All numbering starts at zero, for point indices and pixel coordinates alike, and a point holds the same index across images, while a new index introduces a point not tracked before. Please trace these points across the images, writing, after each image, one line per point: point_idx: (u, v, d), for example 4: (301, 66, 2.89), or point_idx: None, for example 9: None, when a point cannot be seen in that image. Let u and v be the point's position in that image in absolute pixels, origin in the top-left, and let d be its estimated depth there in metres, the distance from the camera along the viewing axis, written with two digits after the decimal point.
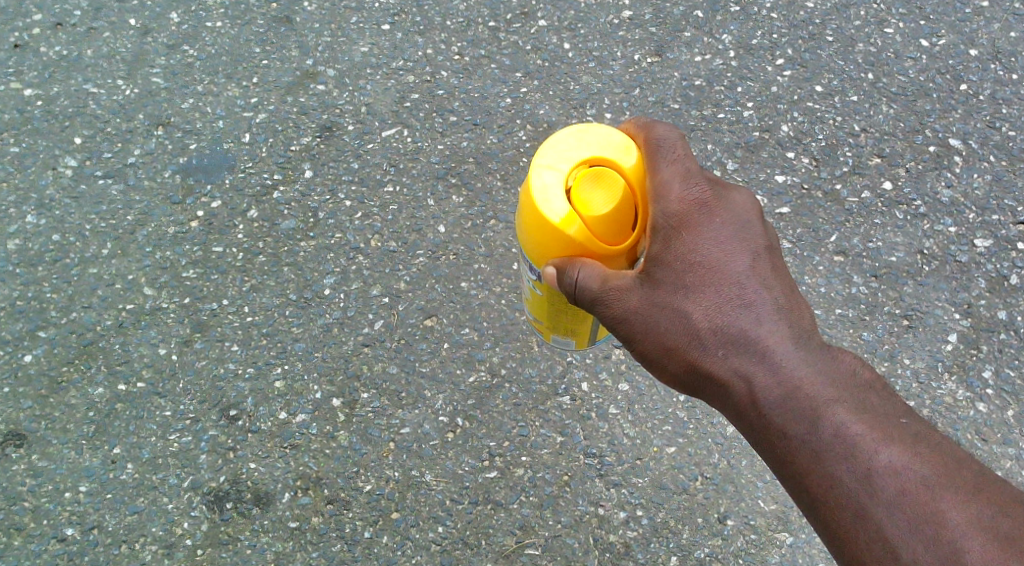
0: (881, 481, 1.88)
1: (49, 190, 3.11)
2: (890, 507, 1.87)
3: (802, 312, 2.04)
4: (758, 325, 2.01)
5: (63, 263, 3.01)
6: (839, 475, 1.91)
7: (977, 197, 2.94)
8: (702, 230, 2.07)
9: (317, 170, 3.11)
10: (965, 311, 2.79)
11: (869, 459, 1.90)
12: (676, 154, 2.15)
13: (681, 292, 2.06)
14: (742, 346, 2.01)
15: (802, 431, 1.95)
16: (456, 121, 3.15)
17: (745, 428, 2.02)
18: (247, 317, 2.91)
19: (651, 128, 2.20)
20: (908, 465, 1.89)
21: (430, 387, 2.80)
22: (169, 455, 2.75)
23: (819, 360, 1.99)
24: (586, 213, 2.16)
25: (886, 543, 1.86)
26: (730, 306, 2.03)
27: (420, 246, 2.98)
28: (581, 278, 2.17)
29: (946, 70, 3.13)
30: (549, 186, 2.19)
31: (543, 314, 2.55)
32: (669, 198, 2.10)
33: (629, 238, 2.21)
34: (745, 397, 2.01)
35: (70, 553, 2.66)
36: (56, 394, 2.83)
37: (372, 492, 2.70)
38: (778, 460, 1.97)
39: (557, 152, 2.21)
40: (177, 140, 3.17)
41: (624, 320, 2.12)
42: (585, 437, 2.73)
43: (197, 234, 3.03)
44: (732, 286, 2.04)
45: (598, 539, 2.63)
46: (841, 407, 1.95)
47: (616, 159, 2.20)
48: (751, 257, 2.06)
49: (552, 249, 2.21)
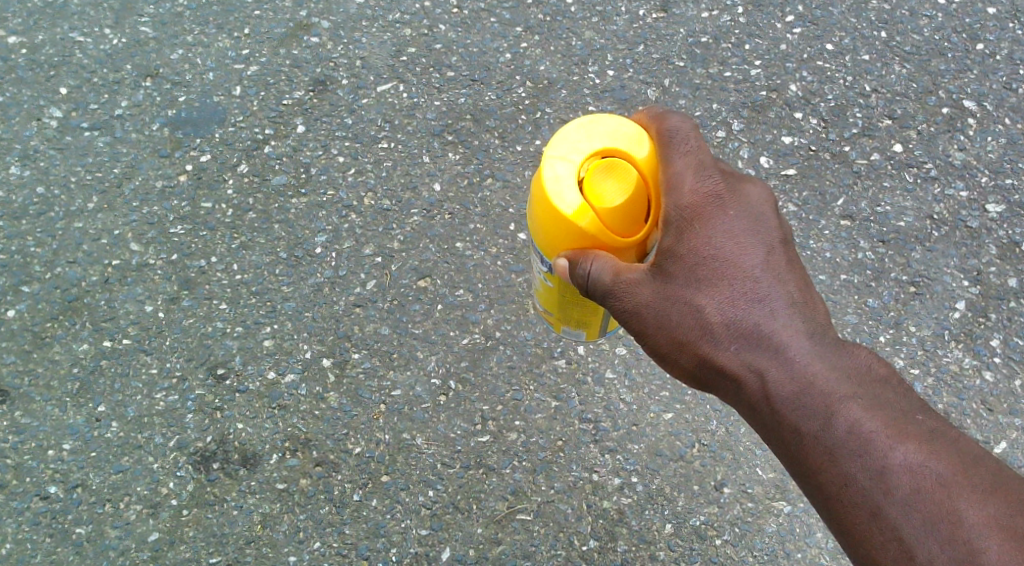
0: (895, 479, 1.82)
1: (34, 141, 3.03)
2: (904, 505, 1.80)
3: (818, 306, 1.98)
4: (771, 319, 1.96)
5: (48, 217, 2.92)
6: (852, 472, 1.85)
7: (990, 161, 2.87)
8: (716, 223, 2.01)
9: (310, 125, 3.02)
10: (975, 278, 2.72)
11: (884, 457, 1.83)
12: (688, 146, 2.08)
13: (694, 285, 2.00)
14: (755, 341, 1.96)
15: (816, 428, 1.89)
16: (453, 76, 3.07)
17: (758, 424, 1.97)
18: (236, 275, 2.84)
19: (663, 119, 2.12)
20: (924, 463, 1.82)
21: (423, 349, 2.74)
22: (154, 414, 2.69)
23: (834, 356, 1.93)
24: (597, 204, 2.08)
25: (900, 543, 1.80)
26: (743, 299, 1.98)
27: (415, 204, 2.91)
28: (594, 271, 2.10)
29: (962, 29, 3.06)
30: (561, 178, 2.11)
31: (554, 306, 2.49)
32: (681, 191, 2.04)
33: (642, 230, 2.13)
34: (757, 393, 1.96)
35: (52, 511, 2.60)
36: (40, 350, 2.77)
37: (362, 455, 2.64)
38: (791, 458, 1.92)
39: (570, 142, 2.12)
40: (166, 92, 3.09)
41: (637, 314, 2.07)
42: (580, 402, 2.67)
43: (186, 188, 2.95)
44: (745, 280, 1.98)
45: (591, 505, 2.57)
46: (856, 403, 1.89)
47: (628, 150, 2.11)
48: (766, 250, 2.00)
49: (564, 240, 2.14)
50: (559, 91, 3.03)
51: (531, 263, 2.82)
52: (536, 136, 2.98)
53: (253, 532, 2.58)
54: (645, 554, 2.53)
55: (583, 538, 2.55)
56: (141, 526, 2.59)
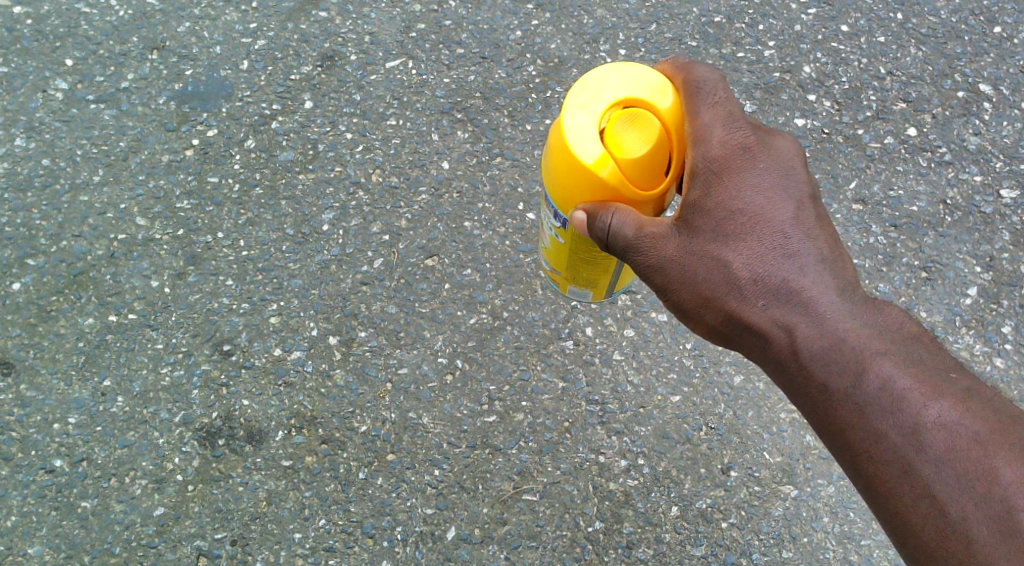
0: (929, 437, 1.86)
1: (39, 113, 3.00)
2: (937, 463, 1.84)
3: (845, 263, 2.02)
4: (801, 275, 1.99)
5: (53, 189, 2.91)
6: (883, 429, 1.89)
7: (1005, 146, 2.85)
8: (745, 175, 2.03)
9: (318, 101, 3.00)
10: (987, 264, 2.71)
11: (918, 414, 1.87)
12: (716, 97, 2.07)
13: (722, 240, 2.03)
14: (784, 296, 1.99)
15: (847, 384, 1.92)
16: (463, 54, 3.04)
17: (784, 380, 2.01)
18: (242, 251, 2.83)
19: (690, 69, 2.10)
20: (959, 421, 1.86)
21: (430, 328, 2.73)
22: (160, 389, 2.68)
23: (863, 312, 1.96)
24: (620, 154, 2.06)
25: (934, 500, 1.84)
26: (773, 255, 2.01)
27: (423, 182, 2.89)
28: (614, 224, 2.09)
29: (980, 11, 3.03)
30: (582, 127, 2.08)
31: (561, 264, 2.49)
32: (710, 141, 2.04)
33: (663, 183, 2.11)
34: (785, 348, 1.99)
35: (58, 485, 2.60)
36: (46, 323, 2.76)
37: (368, 433, 2.64)
38: (818, 415, 1.96)
39: (591, 90, 2.10)
40: (173, 65, 3.06)
41: (661, 268, 2.08)
42: (587, 383, 2.66)
43: (192, 163, 2.93)
44: (776, 235, 2.01)
45: (597, 487, 2.57)
46: (888, 359, 1.92)
47: (651, 101, 2.09)
48: (796, 206, 2.03)
49: (582, 192, 2.12)
50: (569, 70, 3.00)
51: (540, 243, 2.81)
52: (546, 115, 2.95)
53: (258, 508, 2.58)
54: (651, 536, 2.53)
55: (588, 519, 2.55)
56: (146, 501, 2.59)
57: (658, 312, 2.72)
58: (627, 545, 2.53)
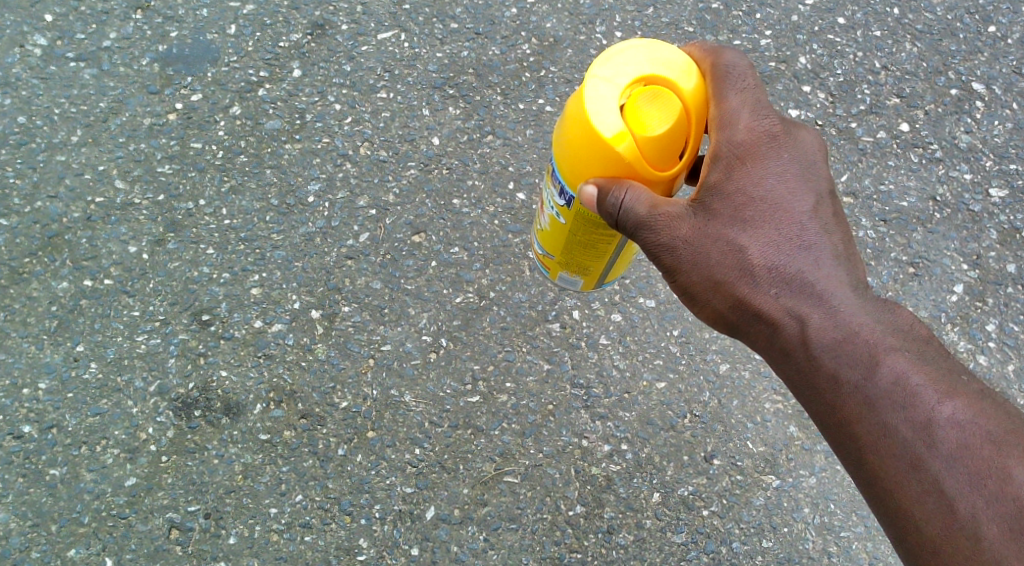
0: (941, 434, 1.89)
1: (16, 69, 2.92)
2: (949, 459, 1.87)
3: (858, 261, 2.04)
4: (817, 267, 2.01)
5: (29, 148, 2.84)
6: (894, 424, 1.91)
7: (996, 145, 2.87)
8: (769, 163, 2.04)
9: (306, 70, 2.95)
10: (974, 262, 2.73)
11: (931, 410, 1.90)
12: (745, 83, 2.07)
13: (738, 225, 2.03)
14: (798, 287, 2.01)
15: (858, 376, 1.94)
16: (457, 29, 3.00)
17: (790, 370, 2.02)
18: (224, 220, 2.78)
19: (718, 54, 2.09)
20: (972, 420, 1.89)
21: (415, 305, 2.70)
22: (135, 356, 2.63)
23: (878, 309, 1.99)
24: (640, 132, 2.02)
25: (942, 495, 1.87)
26: (789, 245, 2.02)
27: (412, 157, 2.86)
28: (627, 201, 2.05)
29: (976, 10, 3.04)
30: (604, 100, 2.03)
31: (557, 248, 2.48)
32: (737, 126, 2.05)
33: (677, 166, 2.08)
34: (795, 337, 2.00)
35: (27, 451, 2.55)
36: (18, 285, 2.69)
37: (349, 409, 2.61)
38: (825, 406, 1.97)
39: (615, 63, 2.04)
40: (157, 26, 2.99)
41: (671, 248, 2.06)
42: (573, 366, 2.65)
43: (175, 127, 2.87)
44: (794, 226, 2.03)
45: (580, 471, 2.56)
46: (901, 355, 1.95)
47: (676, 81, 2.04)
48: (815, 199, 2.05)
49: (595, 166, 2.08)
50: (564, 50, 2.97)
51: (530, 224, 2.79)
52: (539, 95, 2.92)
53: (234, 482, 2.54)
54: (632, 522, 2.53)
55: (569, 503, 2.53)
56: (118, 471, 2.54)
57: (647, 298, 2.71)
58: (607, 529, 2.52)
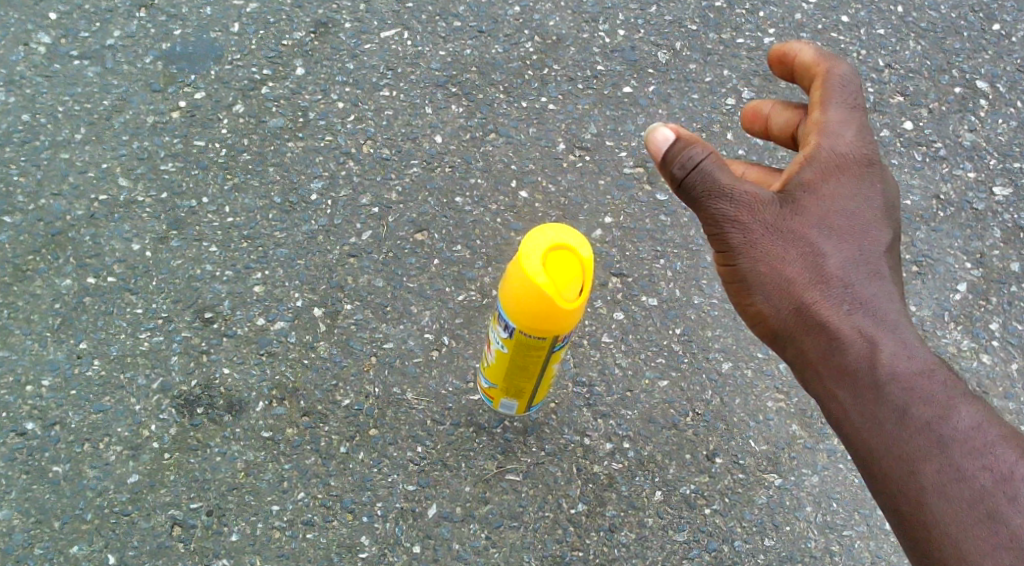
0: (956, 431, 1.89)
1: (21, 66, 2.93)
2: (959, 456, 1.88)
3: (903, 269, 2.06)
4: (862, 262, 2.02)
5: (32, 145, 2.84)
6: (914, 413, 1.91)
7: (1000, 144, 2.86)
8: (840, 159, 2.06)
9: (309, 68, 2.96)
10: (977, 260, 2.72)
11: (951, 407, 1.91)
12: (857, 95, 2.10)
13: (790, 208, 2.04)
14: (840, 274, 2.01)
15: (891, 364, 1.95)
16: (460, 27, 3.01)
17: (817, 346, 2.01)
18: (227, 217, 2.78)
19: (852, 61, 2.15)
20: (986, 426, 1.90)
21: (418, 303, 2.70)
22: (138, 354, 2.63)
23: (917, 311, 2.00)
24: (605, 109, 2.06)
25: (945, 487, 1.86)
26: (838, 236, 2.03)
27: (415, 155, 2.86)
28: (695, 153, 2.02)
29: (980, 8, 3.04)
30: None
31: None
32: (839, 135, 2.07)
33: None
34: (829, 317, 2.00)
35: (29, 448, 2.54)
36: (21, 283, 2.70)
37: (351, 407, 2.61)
38: (851, 383, 1.97)
39: None
40: (161, 24, 3.00)
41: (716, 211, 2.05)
42: (575, 364, 2.65)
43: (178, 125, 2.88)
44: (847, 221, 2.04)
45: (582, 469, 2.55)
46: (934, 357, 1.96)
47: None
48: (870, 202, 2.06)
49: None
50: (567, 48, 2.99)
51: (532, 222, 2.79)
52: (542, 93, 2.93)
53: (236, 479, 2.53)
54: (634, 520, 2.51)
55: (571, 501, 2.52)
56: (120, 468, 2.53)
57: (649, 296, 2.71)
58: (609, 527, 2.50)
